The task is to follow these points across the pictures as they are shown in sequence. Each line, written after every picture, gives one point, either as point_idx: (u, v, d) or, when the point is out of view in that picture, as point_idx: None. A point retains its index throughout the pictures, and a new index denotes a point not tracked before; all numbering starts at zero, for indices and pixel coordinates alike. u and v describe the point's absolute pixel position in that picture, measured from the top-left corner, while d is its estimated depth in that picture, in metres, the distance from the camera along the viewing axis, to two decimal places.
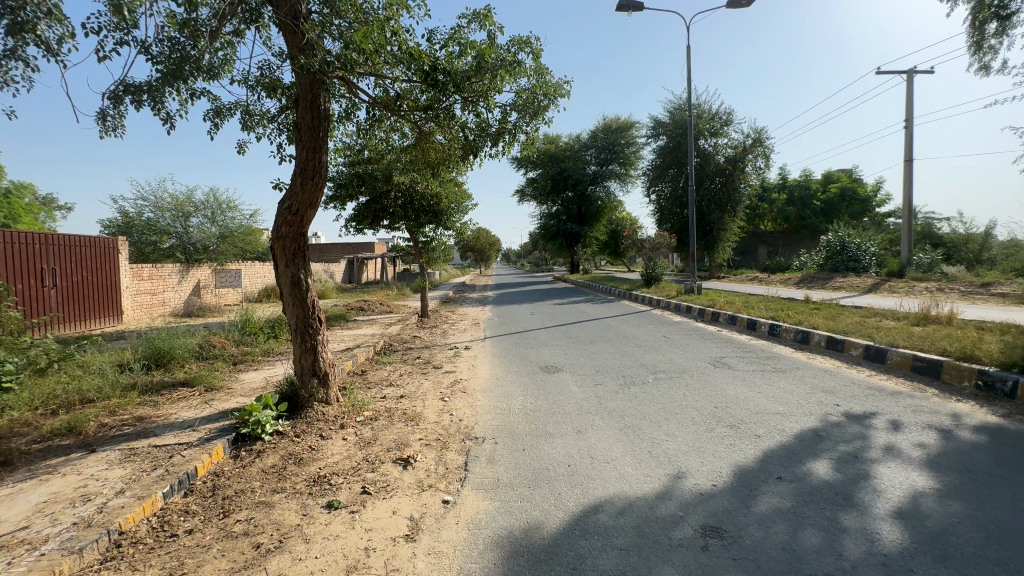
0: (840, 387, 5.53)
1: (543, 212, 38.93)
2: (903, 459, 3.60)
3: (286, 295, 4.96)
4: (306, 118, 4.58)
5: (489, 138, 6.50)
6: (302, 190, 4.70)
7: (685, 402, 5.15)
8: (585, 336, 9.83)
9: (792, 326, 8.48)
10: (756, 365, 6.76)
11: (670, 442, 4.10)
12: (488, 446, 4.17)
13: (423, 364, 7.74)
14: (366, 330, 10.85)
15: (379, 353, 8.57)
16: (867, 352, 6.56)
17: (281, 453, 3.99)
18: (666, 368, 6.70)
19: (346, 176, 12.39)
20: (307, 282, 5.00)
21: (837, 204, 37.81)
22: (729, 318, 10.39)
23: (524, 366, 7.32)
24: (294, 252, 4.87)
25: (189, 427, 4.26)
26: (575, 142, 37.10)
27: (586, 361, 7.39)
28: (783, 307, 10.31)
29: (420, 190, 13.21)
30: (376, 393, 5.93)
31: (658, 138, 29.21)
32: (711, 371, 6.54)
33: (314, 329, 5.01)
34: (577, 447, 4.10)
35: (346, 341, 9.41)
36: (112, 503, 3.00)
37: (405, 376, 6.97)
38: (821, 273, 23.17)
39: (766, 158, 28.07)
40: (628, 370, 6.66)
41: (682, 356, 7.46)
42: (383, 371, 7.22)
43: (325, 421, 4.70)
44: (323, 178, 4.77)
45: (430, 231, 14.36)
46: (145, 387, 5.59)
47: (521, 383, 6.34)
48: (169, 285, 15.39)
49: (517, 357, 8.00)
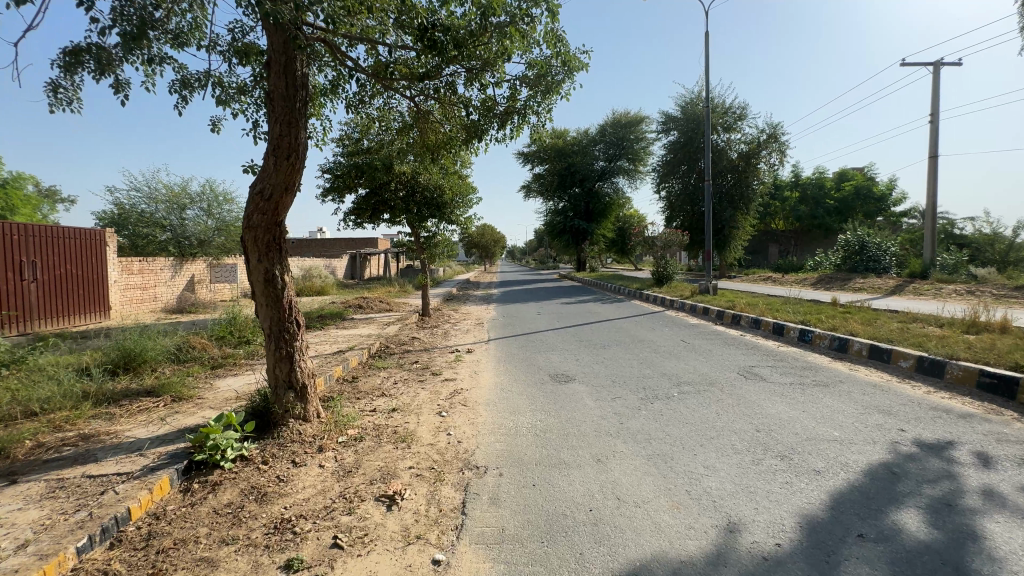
0: (898, 406, 4.79)
1: (549, 208, 38.17)
2: (1011, 509, 2.87)
3: (258, 294, 4.28)
4: (280, 85, 3.87)
5: (495, 120, 5.80)
6: (276, 170, 4.01)
7: (721, 423, 4.43)
8: (596, 339, 9.09)
9: (826, 332, 7.72)
10: (792, 378, 6.02)
11: (711, 478, 3.39)
12: (491, 480, 3.46)
13: (420, 370, 7.03)
14: (362, 330, 10.19)
15: (373, 357, 7.87)
16: (920, 364, 5.82)
17: (241, 488, 3.29)
18: (691, 379, 5.97)
19: (344, 166, 11.92)
20: (284, 279, 4.32)
21: (851, 203, 36.85)
22: (752, 321, 9.64)
23: (531, 374, 6.60)
24: (269, 244, 4.20)
25: (136, 451, 3.58)
26: (583, 136, 36.28)
27: (601, 369, 6.66)
28: (811, 311, 9.55)
29: (423, 181, 12.52)
30: (365, 406, 5.25)
31: (669, 133, 28.37)
32: (743, 384, 5.80)
33: (291, 335, 4.33)
34: (599, 482, 3.38)
35: (339, 342, 8.74)
36: (4, 565, 2.32)
37: (400, 384, 6.29)
38: (838, 273, 22.31)
39: (781, 154, 27.21)
40: (648, 381, 5.94)
41: (707, 366, 6.72)
42: (376, 379, 6.54)
43: (300, 443, 4.01)
44: (301, 156, 4.07)
45: (433, 225, 13.59)
46: (102, 397, 4.91)
47: (529, 394, 5.64)
48: (161, 280, 14.79)
49: (524, 363, 7.29)
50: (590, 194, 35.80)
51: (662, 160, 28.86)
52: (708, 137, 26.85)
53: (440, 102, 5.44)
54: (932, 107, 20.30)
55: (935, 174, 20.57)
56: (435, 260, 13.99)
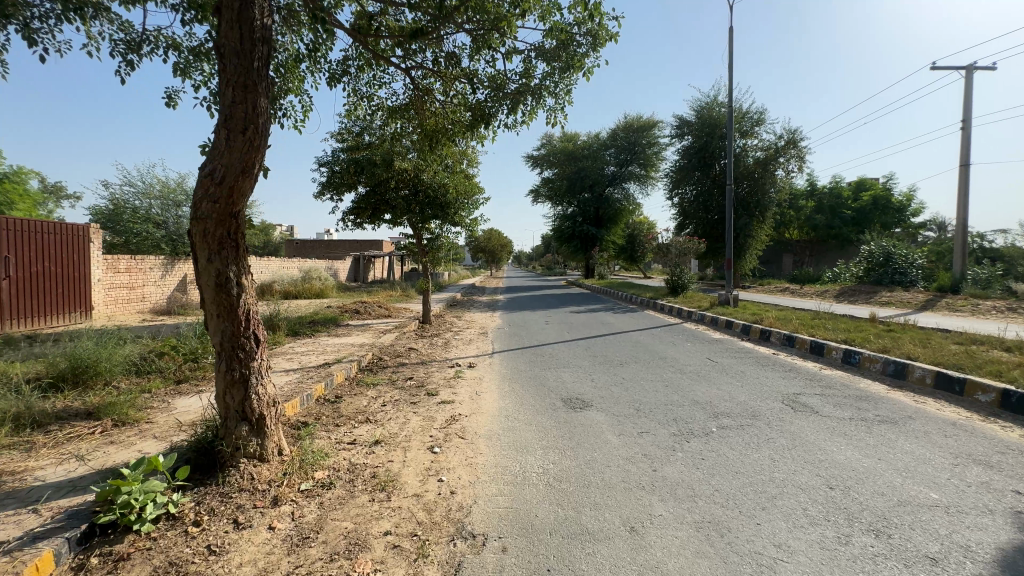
0: (998, 456, 3.86)
1: (557, 213, 37.33)
2: None
3: (207, 303, 3.44)
4: (232, 38, 3.07)
5: (505, 102, 5.01)
6: (228, 146, 3.18)
7: (781, 476, 3.53)
8: (612, 355, 8.18)
9: (875, 354, 6.80)
10: (850, 411, 5.08)
11: (789, 567, 2.49)
12: (491, 561, 2.57)
13: (414, 389, 6.17)
14: (356, 338, 9.37)
15: (363, 372, 7.02)
16: (1006, 400, 4.88)
17: (153, 566, 2.44)
18: (730, 410, 5.06)
19: (343, 163, 11.26)
20: (240, 284, 3.50)
21: (869, 214, 35.76)
22: (785, 338, 8.72)
23: (541, 397, 5.71)
24: (223, 241, 3.38)
25: (30, 506, 2.75)
26: (594, 140, 35.49)
27: (621, 393, 5.77)
28: (850, 328, 8.59)
29: (427, 180, 11.71)
30: (344, 436, 4.39)
31: (682, 138, 27.46)
32: (794, 418, 4.88)
33: (247, 354, 3.48)
34: (636, 569, 2.49)
35: (327, 353, 7.89)
36: None
37: (388, 407, 5.43)
38: (863, 285, 21.24)
39: (800, 161, 26.27)
40: (679, 412, 5.04)
41: (744, 392, 5.80)
42: (362, 399, 5.68)
43: (250, 494, 3.15)
44: (262, 127, 3.25)
45: (436, 227, 12.78)
46: (27, 420, 4.10)
47: (539, 424, 4.77)
48: (150, 279, 14.10)
49: (532, 382, 6.41)
50: (600, 199, 34.92)
51: (675, 166, 27.96)
52: (724, 142, 25.94)
53: (441, 78, 4.65)
54: (964, 113, 19.26)
55: (967, 184, 19.48)
56: (438, 265, 13.15)
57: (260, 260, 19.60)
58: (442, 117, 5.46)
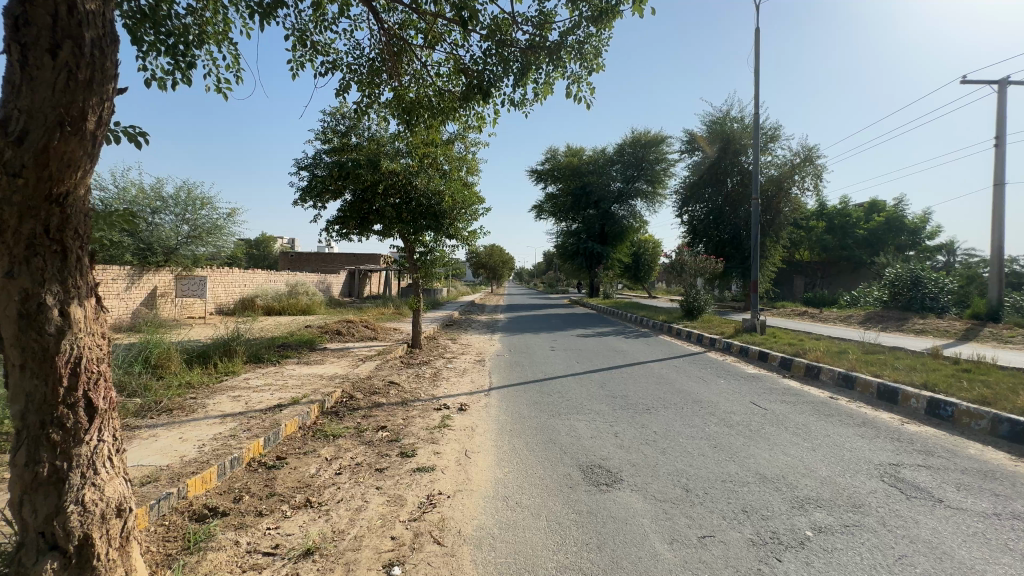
0: None
1: (561, 229, 36.14)
2: None
3: (6, 347, 2.03)
4: None
5: (511, 70, 4.12)
6: (28, 73, 1.84)
7: None
8: (635, 396, 6.71)
9: (974, 405, 5.35)
10: (987, 500, 3.61)
11: None
12: None
13: (385, 447, 4.70)
14: (329, 368, 7.90)
15: (325, 418, 5.54)
16: None
17: None
18: (818, 497, 3.62)
19: (327, 166, 10.08)
20: (67, 316, 2.07)
21: (884, 236, 34.36)
22: (840, 377, 7.27)
23: (552, 463, 4.27)
24: (32, 243, 1.97)
25: None
26: (600, 155, 34.50)
27: (658, 461, 4.33)
28: (922, 368, 7.12)
29: (420, 186, 10.35)
30: (261, 539, 2.95)
31: (693, 154, 26.39)
32: (914, 513, 3.40)
33: (69, 435, 2.06)
34: None
35: (287, 388, 6.41)
36: None
37: (342, 477, 3.97)
38: (890, 311, 19.76)
39: (816, 179, 25.07)
40: (747, 498, 3.60)
41: (822, 462, 4.35)
42: (311, 463, 4.23)
43: None
44: (89, 47, 1.92)
45: (430, 239, 11.36)
46: None
47: (551, 517, 3.32)
48: (111, 292, 12.47)
49: (539, 438, 4.98)
50: (606, 216, 33.62)
51: (685, 183, 26.82)
52: (736, 158, 24.84)
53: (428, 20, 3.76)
54: (997, 129, 18.03)
55: (1001, 204, 18.14)
56: (432, 282, 11.70)
57: (243, 273, 18.18)
58: (428, 90, 4.71)
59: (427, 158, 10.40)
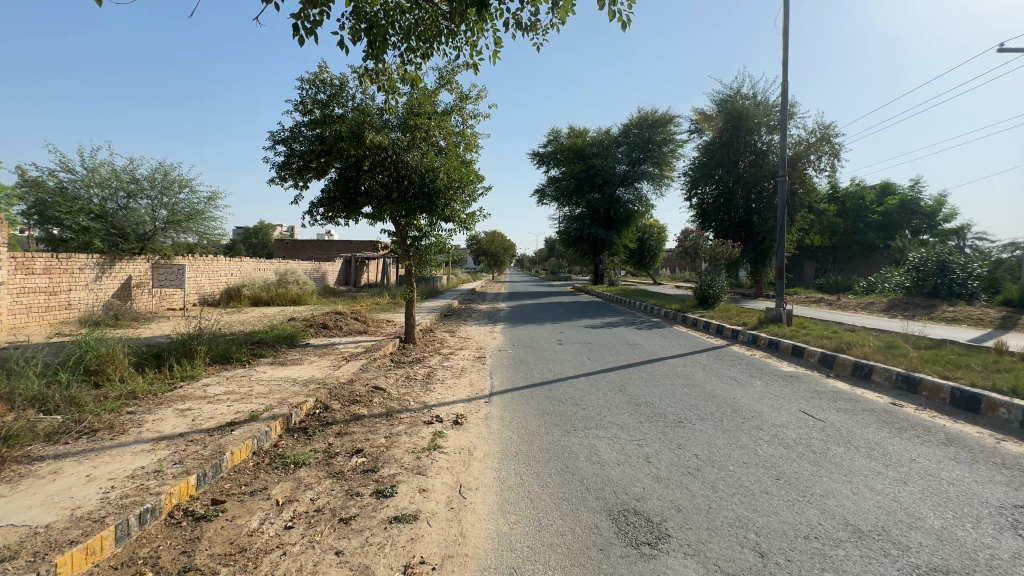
0: None
1: (565, 214, 34.89)
2: None
3: None
4: None
5: None
6: None
7: None
8: (662, 404, 5.68)
9: None
10: None
11: None
12: None
13: (357, 482, 3.66)
14: (307, 370, 6.85)
15: (289, 439, 4.49)
16: None
17: None
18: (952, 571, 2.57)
19: (308, 140, 9.00)
20: None
21: (898, 219, 33.03)
22: (900, 380, 6.21)
23: (570, 508, 3.24)
24: None
25: None
26: (604, 136, 33.00)
27: (711, 503, 3.31)
28: (998, 368, 6.07)
29: (412, 164, 9.19)
30: None
31: (702, 134, 24.98)
32: None
33: None
34: None
35: (248, 399, 5.36)
36: None
37: (290, 536, 2.93)
38: (915, 298, 18.63)
39: (832, 158, 23.71)
40: (850, 571, 2.58)
41: (925, 504, 3.32)
42: (254, 511, 3.20)
43: None
44: None
45: (425, 223, 10.24)
46: None
47: None
48: (78, 283, 11.41)
49: (553, 466, 3.95)
50: (611, 200, 32.28)
51: (695, 164, 25.47)
52: (749, 136, 23.42)
53: None
54: None
55: None
56: (427, 270, 10.59)
57: (228, 261, 17.09)
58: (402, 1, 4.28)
59: (420, 131, 9.24)
